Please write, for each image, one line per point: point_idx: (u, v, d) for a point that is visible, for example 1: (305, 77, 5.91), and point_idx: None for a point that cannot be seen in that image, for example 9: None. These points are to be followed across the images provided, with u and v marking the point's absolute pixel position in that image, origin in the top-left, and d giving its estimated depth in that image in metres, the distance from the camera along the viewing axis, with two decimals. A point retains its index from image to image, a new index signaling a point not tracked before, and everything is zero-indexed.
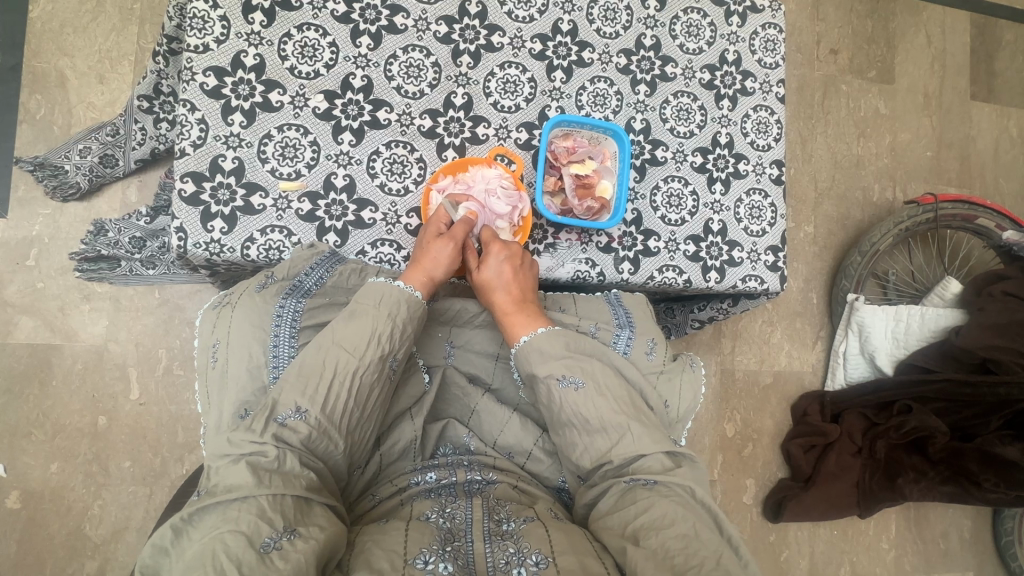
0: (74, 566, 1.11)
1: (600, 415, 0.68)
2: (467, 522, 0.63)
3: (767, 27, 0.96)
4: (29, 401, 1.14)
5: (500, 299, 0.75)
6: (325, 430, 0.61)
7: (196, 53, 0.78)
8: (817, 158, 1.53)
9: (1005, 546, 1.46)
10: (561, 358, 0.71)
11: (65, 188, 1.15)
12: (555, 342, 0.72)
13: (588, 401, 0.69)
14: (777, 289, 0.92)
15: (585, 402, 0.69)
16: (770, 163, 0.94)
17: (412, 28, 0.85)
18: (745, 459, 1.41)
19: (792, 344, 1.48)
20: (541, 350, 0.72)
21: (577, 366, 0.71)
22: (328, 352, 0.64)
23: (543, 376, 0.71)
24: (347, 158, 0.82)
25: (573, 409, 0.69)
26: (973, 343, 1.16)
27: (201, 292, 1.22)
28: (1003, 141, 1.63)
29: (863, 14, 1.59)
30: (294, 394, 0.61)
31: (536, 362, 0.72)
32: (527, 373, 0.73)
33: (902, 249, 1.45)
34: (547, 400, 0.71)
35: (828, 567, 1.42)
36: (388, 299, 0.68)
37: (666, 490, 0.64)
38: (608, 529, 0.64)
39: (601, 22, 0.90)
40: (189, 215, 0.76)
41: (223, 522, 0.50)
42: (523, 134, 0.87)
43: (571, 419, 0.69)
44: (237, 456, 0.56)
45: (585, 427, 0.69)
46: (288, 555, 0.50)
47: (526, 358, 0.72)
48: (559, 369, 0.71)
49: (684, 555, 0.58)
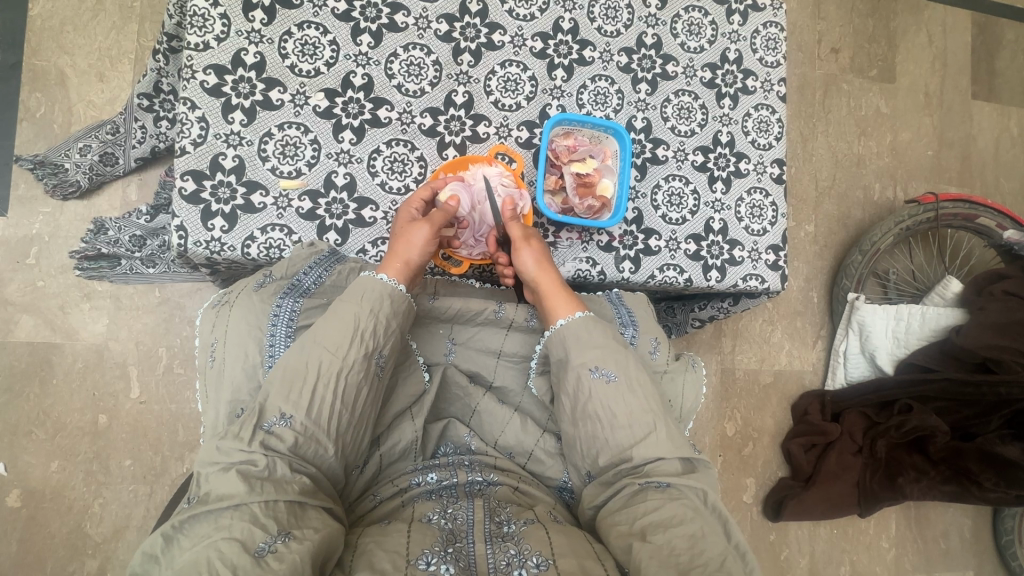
0: (74, 565, 1.11)
1: (627, 411, 0.68)
2: (468, 523, 0.63)
3: (768, 26, 0.96)
4: (30, 400, 1.14)
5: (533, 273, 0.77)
6: (312, 435, 0.60)
7: (196, 50, 0.78)
8: (818, 157, 1.53)
9: (1005, 545, 1.46)
10: (597, 348, 0.72)
11: (65, 186, 1.15)
12: (593, 331, 0.73)
13: (617, 394, 0.69)
14: (778, 288, 0.92)
15: (615, 395, 0.69)
16: (771, 163, 0.94)
17: (413, 26, 0.84)
18: (745, 458, 1.41)
19: (792, 343, 1.48)
20: (576, 336, 0.73)
21: (611, 359, 0.71)
22: (311, 352, 0.63)
23: (576, 363, 0.71)
24: (347, 156, 0.82)
25: (600, 400, 0.69)
26: (974, 342, 1.16)
27: (201, 291, 1.22)
28: (1003, 140, 1.62)
29: (864, 13, 1.59)
30: (279, 399, 0.61)
31: (570, 347, 0.73)
32: (558, 356, 0.74)
33: (902, 249, 1.45)
34: (573, 387, 0.71)
35: (828, 566, 1.42)
36: (370, 295, 0.68)
37: (677, 493, 0.64)
38: (615, 526, 0.63)
39: (602, 21, 0.90)
40: (189, 214, 0.76)
41: (216, 530, 0.51)
42: (524, 132, 0.87)
43: (596, 410, 0.69)
44: (226, 464, 0.56)
45: (610, 421, 0.69)
46: (284, 556, 0.50)
47: (562, 341, 0.73)
48: (594, 358, 0.71)
49: (691, 554, 0.59)
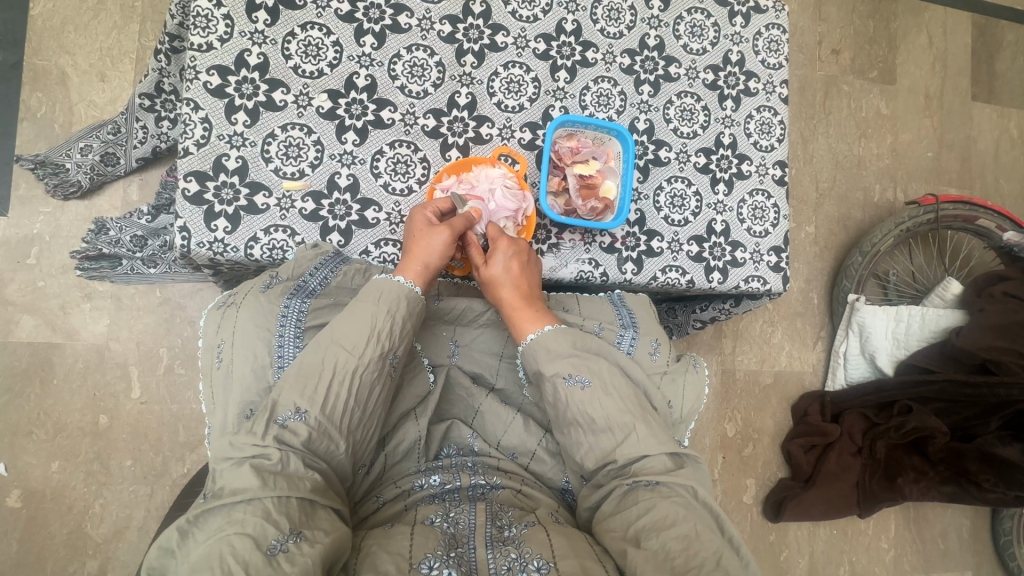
0: (75, 566, 1.11)
1: (605, 414, 0.69)
2: (470, 527, 0.63)
3: (770, 27, 0.96)
4: (31, 400, 1.14)
5: (508, 295, 0.75)
6: (325, 431, 0.61)
7: (200, 51, 0.78)
8: (819, 158, 1.53)
9: (1004, 545, 1.46)
10: (567, 357, 0.72)
11: (65, 186, 1.15)
12: (561, 340, 0.72)
13: (592, 399, 0.69)
14: (779, 290, 0.92)
15: (592, 401, 0.69)
16: (773, 164, 0.94)
17: (416, 27, 0.84)
18: (745, 459, 1.42)
19: (793, 344, 1.48)
20: (547, 347, 0.72)
21: (584, 365, 0.71)
22: (327, 350, 0.63)
23: (549, 374, 0.71)
24: (350, 157, 0.82)
25: (577, 408, 0.69)
26: (974, 345, 1.16)
27: (202, 291, 1.22)
28: (1003, 142, 1.63)
29: (865, 14, 1.59)
30: (294, 394, 0.61)
31: (542, 359, 0.72)
32: (533, 370, 0.73)
33: (902, 250, 1.46)
34: (553, 398, 0.71)
35: (827, 566, 1.42)
36: (388, 296, 0.67)
37: (669, 490, 0.64)
38: (610, 532, 0.63)
39: (605, 22, 0.90)
40: (193, 215, 0.76)
41: (229, 524, 0.51)
42: (527, 133, 0.87)
43: (576, 417, 0.69)
44: (240, 459, 0.56)
45: (590, 426, 0.69)
46: (295, 559, 0.50)
47: (533, 355, 0.73)
48: (566, 367, 0.71)
49: (685, 556, 0.58)
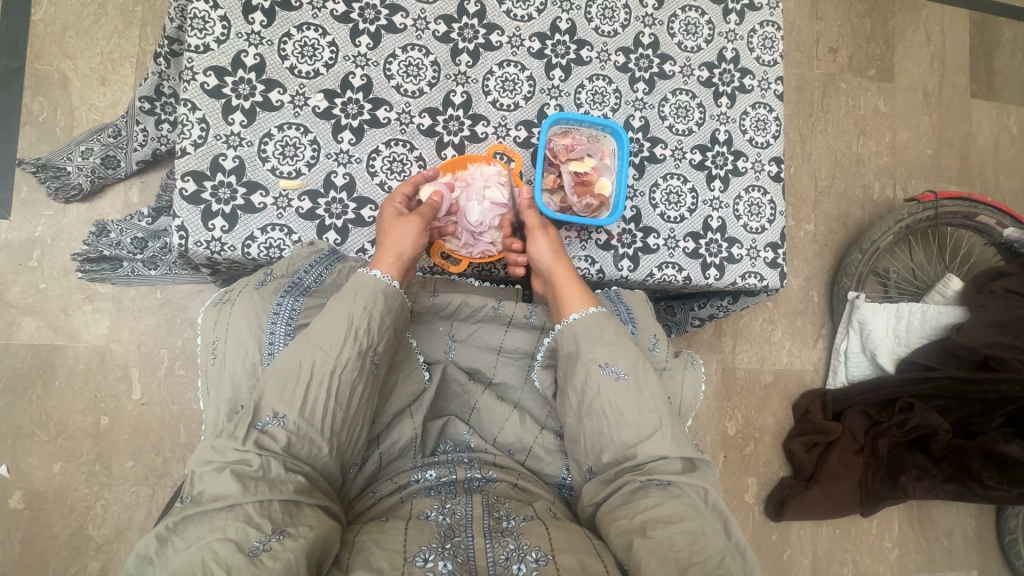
0: (77, 567, 1.11)
1: (634, 409, 0.69)
2: (467, 517, 0.63)
3: (765, 25, 0.96)
4: (33, 402, 1.15)
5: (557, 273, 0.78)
6: (305, 435, 0.61)
7: (197, 53, 0.78)
8: (817, 156, 1.53)
9: (1009, 544, 1.45)
10: (608, 344, 0.72)
11: (67, 189, 1.16)
12: (604, 328, 0.73)
13: (624, 391, 0.69)
14: (777, 286, 0.92)
15: (623, 392, 0.69)
16: (769, 160, 0.94)
17: (411, 28, 0.85)
18: (746, 458, 1.41)
19: (793, 343, 1.48)
20: (590, 332, 0.73)
21: (622, 357, 0.72)
22: (305, 351, 0.64)
23: (587, 357, 0.72)
24: (346, 156, 0.82)
25: (608, 396, 0.69)
26: (974, 341, 1.16)
27: (202, 292, 1.23)
28: (1003, 138, 1.63)
29: (862, 12, 1.59)
30: (274, 398, 0.61)
31: (582, 342, 0.73)
32: (569, 352, 0.74)
33: (903, 248, 1.46)
34: (582, 382, 0.71)
35: (831, 566, 1.41)
36: (364, 292, 0.68)
37: (679, 490, 0.64)
38: (615, 522, 0.63)
39: (599, 21, 0.91)
40: (190, 215, 0.76)
41: (210, 531, 0.51)
42: (522, 132, 0.87)
43: (603, 406, 0.69)
44: (221, 464, 0.56)
45: (616, 418, 0.69)
46: (278, 555, 0.50)
47: (574, 334, 0.74)
48: (604, 355, 0.72)
49: (689, 551, 0.59)
